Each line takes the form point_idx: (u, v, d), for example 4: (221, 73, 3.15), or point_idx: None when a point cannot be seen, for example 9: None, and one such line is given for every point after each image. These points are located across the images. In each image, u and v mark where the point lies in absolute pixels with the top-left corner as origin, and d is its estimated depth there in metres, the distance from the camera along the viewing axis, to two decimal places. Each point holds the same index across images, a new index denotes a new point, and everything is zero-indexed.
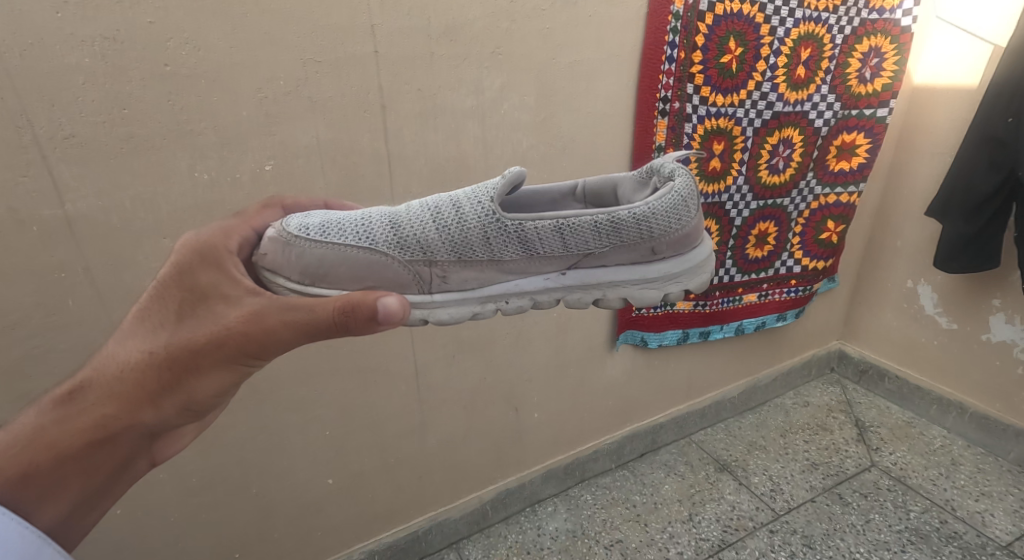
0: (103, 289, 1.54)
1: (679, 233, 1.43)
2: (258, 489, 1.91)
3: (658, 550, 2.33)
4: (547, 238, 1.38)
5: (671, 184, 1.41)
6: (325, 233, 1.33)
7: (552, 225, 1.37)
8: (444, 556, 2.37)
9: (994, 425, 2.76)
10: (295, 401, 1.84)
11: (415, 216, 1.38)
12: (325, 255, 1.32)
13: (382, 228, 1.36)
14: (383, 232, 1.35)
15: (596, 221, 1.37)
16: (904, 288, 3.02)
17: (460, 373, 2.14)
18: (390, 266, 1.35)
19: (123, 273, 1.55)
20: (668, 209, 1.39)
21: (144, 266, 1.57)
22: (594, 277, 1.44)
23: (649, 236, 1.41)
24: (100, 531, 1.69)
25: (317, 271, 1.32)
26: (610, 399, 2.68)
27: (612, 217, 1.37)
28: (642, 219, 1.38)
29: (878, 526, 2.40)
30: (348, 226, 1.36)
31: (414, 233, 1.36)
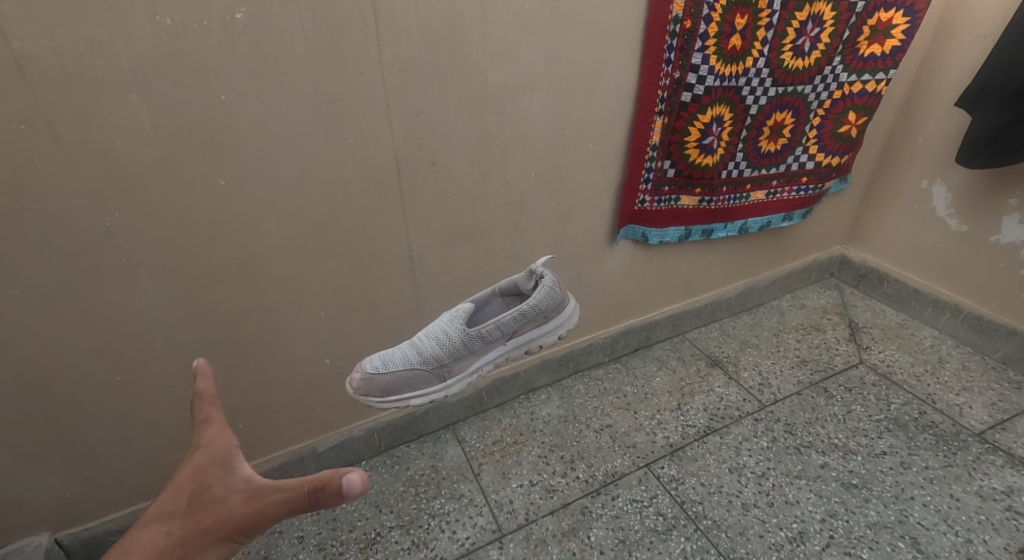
0: (69, 146, 1.47)
1: (557, 297, 1.73)
2: (256, 364, 1.97)
3: (646, 435, 2.43)
4: (482, 342, 1.65)
5: (542, 281, 1.69)
6: (389, 389, 1.60)
7: (478, 338, 1.63)
8: (440, 436, 2.48)
9: (988, 325, 2.78)
10: (288, 280, 1.89)
11: (429, 348, 1.63)
12: (395, 387, 1.60)
13: (415, 355, 1.62)
14: (417, 357, 1.62)
15: (509, 318, 1.65)
16: (918, 190, 2.93)
17: (456, 259, 2.15)
18: (423, 377, 1.62)
19: (90, 131, 1.48)
20: (548, 294, 1.70)
21: (112, 123, 1.49)
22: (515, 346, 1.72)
23: (540, 311, 1.70)
24: (105, 395, 1.78)
25: (394, 393, 1.61)
26: (607, 296, 2.68)
27: (519, 311, 1.66)
28: (536, 308, 1.68)
29: (858, 415, 2.48)
30: (400, 357, 1.61)
31: (436, 353, 1.62)
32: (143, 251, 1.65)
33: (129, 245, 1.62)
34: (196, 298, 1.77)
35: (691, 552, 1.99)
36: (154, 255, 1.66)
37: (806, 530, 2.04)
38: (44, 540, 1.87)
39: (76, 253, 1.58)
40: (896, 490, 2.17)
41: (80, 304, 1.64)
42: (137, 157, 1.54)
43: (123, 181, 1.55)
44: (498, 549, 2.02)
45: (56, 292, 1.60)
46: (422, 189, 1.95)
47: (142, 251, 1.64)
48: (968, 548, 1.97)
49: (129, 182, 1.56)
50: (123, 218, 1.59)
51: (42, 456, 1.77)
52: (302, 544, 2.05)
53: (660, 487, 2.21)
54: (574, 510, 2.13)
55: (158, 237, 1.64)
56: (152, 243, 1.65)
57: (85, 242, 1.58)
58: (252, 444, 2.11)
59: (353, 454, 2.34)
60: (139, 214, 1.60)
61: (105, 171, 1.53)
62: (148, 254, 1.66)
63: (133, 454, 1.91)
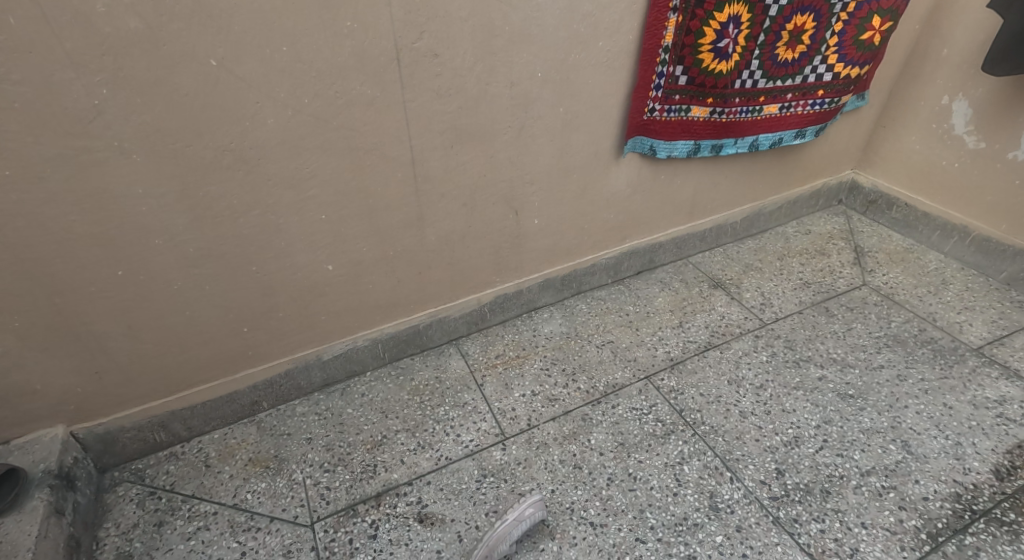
0: (48, 10, 1.39)
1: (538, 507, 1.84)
2: (258, 267, 1.97)
3: (647, 349, 2.47)
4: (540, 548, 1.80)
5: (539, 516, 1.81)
6: None
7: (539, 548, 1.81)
8: (443, 350, 2.52)
9: (994, 247, 2.76)
10: (287, 177, 1.85)
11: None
12: None
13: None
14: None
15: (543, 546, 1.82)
16: (938, 106, 2.82)
17: (459, 165, 2.11)
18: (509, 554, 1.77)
19: None
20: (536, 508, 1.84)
21: None
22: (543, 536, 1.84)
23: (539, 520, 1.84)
24: (110, 289, 1.79)
25: None
26: (612, 213, 2.64)
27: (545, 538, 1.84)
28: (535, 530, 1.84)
29: (858, 332, 2.51)
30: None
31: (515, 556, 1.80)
32: (134, 131, 1.60)
33: (119, 124, 1.57)
34: (193, 186, 1.74)
35: (689, 453, 2.06)
36: (146, 136, 1.62)
37: (801, 435, 2.10)
38: (60, 432, 1.93)
39: (64, 131, 1.52)
40: (891, 399, 2.22)
41: (74, 189, 1.60)
42: (120, 26, 1.47)
43: (107, 52, 1.48)
44: (502, 449, 2.09)
45: (48, 174, 1.55)
46: (423, 84, 1.88)
47: (134, 132, 1.60)
48: (958, 450, 2.04)
49: (114, 52, 1.49)
50: (111, 94, 1.53)
51: (51, 349, 1.80)
52: (311, 444, 2.13)
53: (659, 397, 2.26)
54: (575, 418, 2.19)
55: (150, 118, 1.60)
56: (144, 124, 1.60)
57: (72, 120, 1.52)
58: (258, 349, 2.15)
59: (357, 365, 2.38)
60: (128, 90, 1.54)
61: (88, 39, 1.45)
62: (139, 132, 1.60)
63: (141, 350, 1.94)
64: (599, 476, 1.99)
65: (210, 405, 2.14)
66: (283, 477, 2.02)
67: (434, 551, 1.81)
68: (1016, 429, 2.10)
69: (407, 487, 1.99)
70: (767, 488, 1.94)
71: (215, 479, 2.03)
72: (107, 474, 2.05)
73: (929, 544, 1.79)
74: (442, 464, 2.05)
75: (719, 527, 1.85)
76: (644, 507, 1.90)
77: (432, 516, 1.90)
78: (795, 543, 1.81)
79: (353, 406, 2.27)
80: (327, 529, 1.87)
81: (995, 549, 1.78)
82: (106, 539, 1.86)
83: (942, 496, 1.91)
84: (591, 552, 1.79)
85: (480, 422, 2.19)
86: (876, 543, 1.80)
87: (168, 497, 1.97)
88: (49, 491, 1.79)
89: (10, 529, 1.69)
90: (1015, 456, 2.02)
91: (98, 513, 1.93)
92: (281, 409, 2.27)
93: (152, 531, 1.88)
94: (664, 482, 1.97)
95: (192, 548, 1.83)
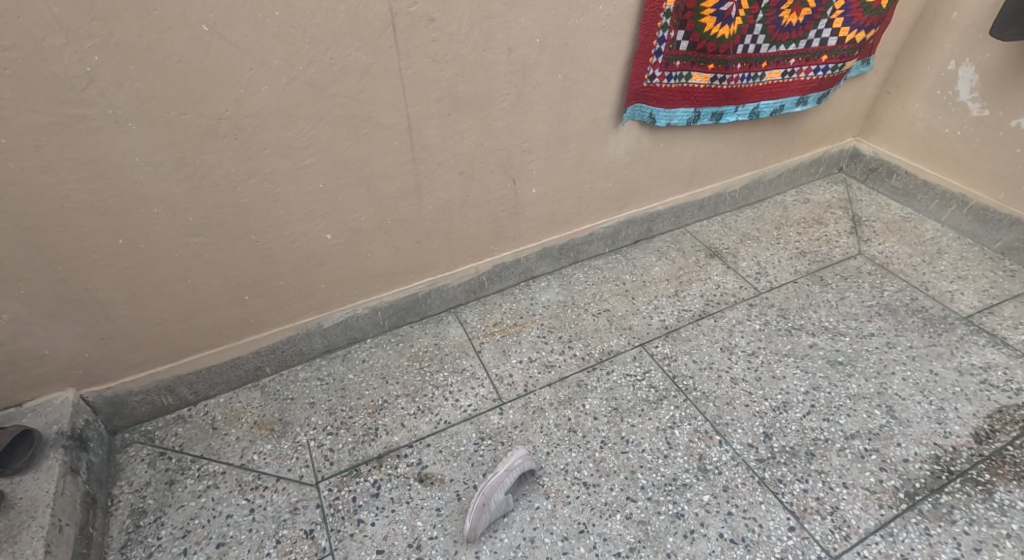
0: None
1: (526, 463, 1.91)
2: (257, 236, 1.99)
3: (643, 318, 2.51)
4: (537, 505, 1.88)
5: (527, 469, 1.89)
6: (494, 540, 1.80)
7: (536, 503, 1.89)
8: (442, 318, 2.55)
9: (991, 216, 2.77)
10: (283, 145, 1.85)
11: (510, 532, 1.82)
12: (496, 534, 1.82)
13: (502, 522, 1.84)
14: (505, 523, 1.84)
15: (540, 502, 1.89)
16: (944, 72, 2.78)
17: (456, 133, 2.11)
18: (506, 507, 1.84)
19: None
20: (527, 464, 1.91)
21: None
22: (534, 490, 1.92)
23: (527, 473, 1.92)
24: (109, 257, 1.80)
25: (493, 525, 1.83)
26: (611, 182, 2.64)
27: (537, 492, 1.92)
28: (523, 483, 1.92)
29: (851, 301, 2.54)
30: (487, 517, 1.80)
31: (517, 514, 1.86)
32: (128, 99, 1.59)
33: (113, 92, 1.57)
34: (190, 154, 1.74)
35: (680, 418, 2.11)
36: (140, 104, 1.61)
37: (789, 400, 2.16)
38: (70, 397, 1.98)
39: (58, 98, 1.52)
40: (879, 366, 2.27)
41: (72, 156, 1.60)
42: None
43: (97, 16, 1.47)
44: (499, 414, 2.15)
45: (45, 142, 1.56)
46: (420, 50, 1.87)
47: (128, 100, 1.59)
48: (940, 414, 2.10)
49: (103, 16, 1.47)
50: (103, 60, 1.52)
51: (56, 316, 1.83)
52: (314, 408, 2.18)
53: (653, 364, 2.31)
54: (571, 384, 2.24)
55: (144, 86, 1.59)
56: (137, 92, 1.59)
57: (66, 87, 1.52)
58: (259, 317, 2.18)
59: (358, 332, 2.42)
60: (120, 56, 1.53)
61: (77, 4, 1.44)
62: (134, 100, 1.60)
63: (143, 318, 1.97)
64: (592, 439, 2.05)
65: (214, 370, 2.19)
66: (288, 440, 2.08)
67: (433, 509, 1.88)
68: (998, 395, 2.15)
69: (408, 450, 2.04)
70: (754, 451, 2.00)
71: (222, 441, 2.08)
72: (118, 436, 2.11)
73: (906, 502, 1.86)
74: (441, 428, 2.11)
75: (706, 487, 1.91)
76: (635, 468, 1.97)
77: (432, 477, 1.97)
78: (778, 501, 1.87)
79: (354, 371, 2.32)
80: (330, 488, 1.94)
81: (969, 507, 1.85)
82: (120, 496, 1.93)
83: (922, 458, 1.97)
84: (583, 510, 1.86)
85: (478, 387, 2.24)
86: (855, 502, 1.87)
87: (177, 457, 2.03)
88: (63, 451, 1.85)
89: (28, 486, 1.75)
90: (995, 420, 2.08)
91: (111, 472, 1.99)
92: (283, 375, 2.32)
93: (164, 489, 1.94)
94: (655, 444, 2.03)
95: (203, 505, 1.90)
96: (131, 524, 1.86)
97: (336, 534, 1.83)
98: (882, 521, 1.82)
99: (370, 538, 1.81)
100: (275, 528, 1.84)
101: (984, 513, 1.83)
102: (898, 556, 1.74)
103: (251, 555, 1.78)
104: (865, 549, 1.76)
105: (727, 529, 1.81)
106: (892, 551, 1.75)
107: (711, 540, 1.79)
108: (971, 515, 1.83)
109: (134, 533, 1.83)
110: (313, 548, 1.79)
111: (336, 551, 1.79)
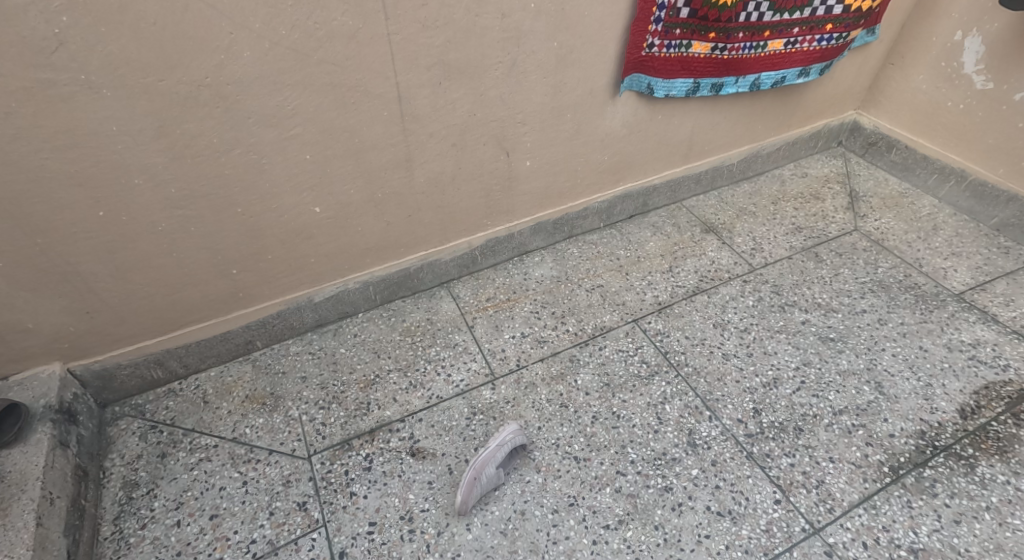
0: None
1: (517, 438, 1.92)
2: (243, 209, 1.97)
3: (636, 293, 2.51)
4: (527, 478, 1.91)
5: (517, 442, 1.91)
6: (486, 512, 1.83)
7: (526, 476, 1.91)
8: (434, 293, 2.55)
9: (989, 192, 2.76)
10: (267, 114, 1.82)
11: (502, 504, 1.85)
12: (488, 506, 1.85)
13: (494, 495, 1.87)
14: (496, 496, 1.87)
15: (530, 474, 1.92)
16: (950, 43, 2.73)
17: (448, 103, 2.07)
18: (496, 480, 1.86)
19: None
20: (518, 440, 1.91)
21: None
22: (524, 463, 1.95)
23: (518, 446, 1.93)
24: (90, 228, 1.78)
25: (485, 497, 1.86)
26: (606, 154, 2.61)
27: (528, 465, 1.94)
28: (514, 455, 1.95)
29: (844, 278, 2.55)
30: (478, 491, 1.82)
31: (507, 487, 1.89)
32: (102, 64, 1.56)
33: (85, 56, 1.53)
34: (170, 123, 1.71)
35: (671, 393, 2.13)
36: (115, 70, 1.58)
37: (780, 376, 2.17)
38: (57, 369, 1.98)
39: (28, 62, 1.49)
40: (870, 342, 2.28)
41: (46, 125, 1.57)
42: None
43: None
44: (491, 388, 2.16)
45: (16, 109, 1.53)
46: (409, 15, 1.82)
47: (101, 65, 1.56)
48: (927, 390, 2.12)
49: None
50: (72, 22, 1.48)
51: (38, 288, 1.82)
52: (306, 383, 2.19)
53: (645, 339, 2.32)
54: (563, 358, 2.25)
55: (117, 50, 1.56)
56: (111, 57, 1.56)
57: (34, 51, 1.48)
58: (249, 290, 2.17)
59: (349, 307, 2.42)
60: (91, 19, 1.49)
61: None
62: (107, 66, 1.57)
63: (129, 290, 1.96)
64: (584, 414, 2.07)
65: (203, 344, 2.19)
66: (279, 414, 2.10)
67: (425, 482, 1.91)
68: (985, 371, 2.17)
69: (400, 424, 2.06)
70: (743, 426, 2.03)
71: (214, 414, 2.10)
72: (108, 409, 2.12)
73: (890, 476, 1.89)
74: (433, 402, 2.12)
75: (695, 462, 1.94)
76: (625, 442, 1.99)
77: (424, 451, 1.99)
78: (765, 475, 1.90)
79: (346, 346, 2.33)
80: (323, 462, 1.96)
81: (951, 480, 1.88)
82: (112, 469, 1.95)
83: (907, 433, 2.00)
84: (573, 483, 1.89)
85: (471, 362, 2.25)
86: (840, 475, 1.90)
87: (168, 430, 2.05)
88: (52, 425, 1.86)
89: (18, 459, 1.77)
90: (981, 396, 2.10)
91: (102, 445, 2.01)
92: (274, 349, 2.32)
93: (156, 461, 1.96)
94: (646, 420, 2.05)
95: (195, 478, 1.92)
96: (124, 496, 1.88)
97: (329, 506, 1.85)
98: (866, 494, 1.85)
99: (363, 510, 1.84)
100: (268, 500, 1.87)
101: (965, 486, 1.87)
102: (880, 528, 1.78)
103: (244, 526, 1.81)
104: (848, 521, 1.80)
105: (714, 502, 1.84)
106: (874, 523, 1.79)
107: (698, 512, 1.82)
108: (953, 488, 1.86)
109: (127, 505, 1.86)
110: (306, 520, 1.82)
111: (329, 523, 1.82)
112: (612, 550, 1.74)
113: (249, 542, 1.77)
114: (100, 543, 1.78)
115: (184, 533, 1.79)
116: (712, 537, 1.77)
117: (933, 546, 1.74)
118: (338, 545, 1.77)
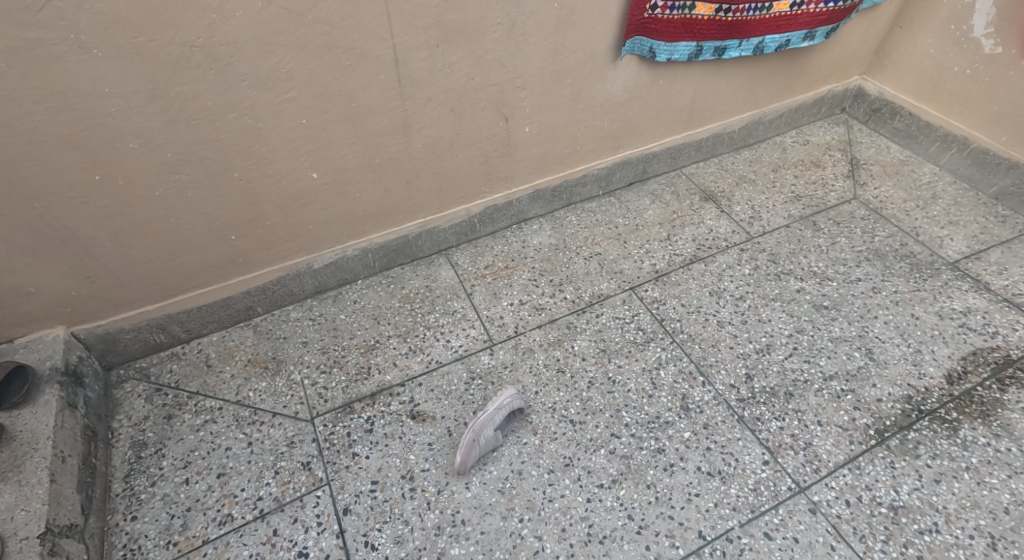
0: None
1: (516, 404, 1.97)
2: (240, 174, 1.96)
3: (634, 262, 2.52)
4: (524, 442, 1.95)
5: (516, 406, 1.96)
6: (484, 473, 1.89)
7: (523, 440, 1.96)
8: (433, 260, 2.56)
9: (990, 160, 2.75)
10: (262, 77, 1.80)
11: (501, 466, 1.90)
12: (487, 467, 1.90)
13: (493, 458, 1.92)
14: (494, 459, 1.92)
15: (528, 437, 1.97)
16: (960, 5, 2.66)
17: (445, 67, 2.05)
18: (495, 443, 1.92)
19: None
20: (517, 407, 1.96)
21: None
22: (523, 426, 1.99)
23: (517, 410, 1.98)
24: (85, 192, 1.78)
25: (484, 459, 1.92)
26: (607, 121, 2.59)
27: (527, 428, 1.99)
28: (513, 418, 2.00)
29: (841, 247, 2.56)
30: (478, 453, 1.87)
31: (506, 449, 1.94)
32: (92, 22, 1.53)
33: (73, 14, 1.51)
34: (163, 85, 1.70)
35: (666, 359, 2.17)
36: (106, 29, 1.56)
37: (773, 343, 2.21)
38: (61, 333, 2.01)
39: (15, 21, 1.46)
40: (863, 310, 2.31)
41: (37, 85, 1.56)
42: None
43: None
44: (489, 354, 2.20)
45: (6, 69, 1.51)
46: None
47: (90, 24, 1.53)
48: (916, 356, 2.16)
49: None
50: None
51: (37, 252, 1.83)
52: (307, 347, 2.23)
53: (642, 307, 2.35)
54: (560, 325, 2.28)
55: (107, 8, 1.53)
56: (100, 15, 1.53)
57: (21, 9, 1.45)
58: (248, 256, 2.18)
59: (348, 273, 2.44)
60: None
61: None
62: (98, 25, 1.54)
63: (128, 255, 1.97)
64: (580, 379, 2.11)
65: (204, 309, 2.21)
66: (281, 378, 2.13)
67: (426, 443, 1.95)
68: (974, 338, 2.21)
69: (400, 388, 2.10)
70: (735, 391, 2.07)
71: (217, 377, 2.13)
72: (113, 372, 2.15)
73: (875, 439, 1.94)
74: (432, 367, 2.16)
75: (688, 424, 1.98)
76: (620, 407, 2.03)
77: (424, 414, 2.03)
78: (755, 437, 1.95)
79: (346, 312, 2.35)
80: (326, 424, 2.00)
81: (934, 442, 1.93)
82: (120, 429, 1.99)
83: (894, 398, 2.04)
84: (569, 445, 1.94)
85: (469, 328, 2.29)
86: (828, 438, 1.95)
87: (173, 393, 2.09)
88: (59, 387, 1.90)
89: (28, 420, 1.81)
90: (968, 362, 2.14)
91: (109, 407, 2.05)
92: (275, 315, 2.35)
93: (162, 423, 2.01)
94: (641, 385, 2.09)
95: (201, 438, 1.96)
96: (133, 455, 1.93)
97: (332, 466, 1.90)
98: (851, 456, 1.91)
99: (365, 470, 1.89)
100: (273, 460, 1.92)
101: (947, 448, 1.92)
102: (863, 487, 1.83)
103: (250, 484, 1.86)
104: (833, 480, 1.85)
105: (705, 463, 1.89)
106: (858, 482, 1.85)
107: (690, 473, 1.87)
108: (936, 450, 1.91)
109: (136, 463, 1.91)
110: (310, 479, 1.87)
111: (333, 481, 1.87)
112: (606, 508, 1.80)
113: (256, 499, 1.83)
114: (111, 498, 1.84)
115: (193, 490, 1.85)
116: (701, 495, 1.82)
117: (913, 504, 1.80)
118: (341, 502, 1.82)
